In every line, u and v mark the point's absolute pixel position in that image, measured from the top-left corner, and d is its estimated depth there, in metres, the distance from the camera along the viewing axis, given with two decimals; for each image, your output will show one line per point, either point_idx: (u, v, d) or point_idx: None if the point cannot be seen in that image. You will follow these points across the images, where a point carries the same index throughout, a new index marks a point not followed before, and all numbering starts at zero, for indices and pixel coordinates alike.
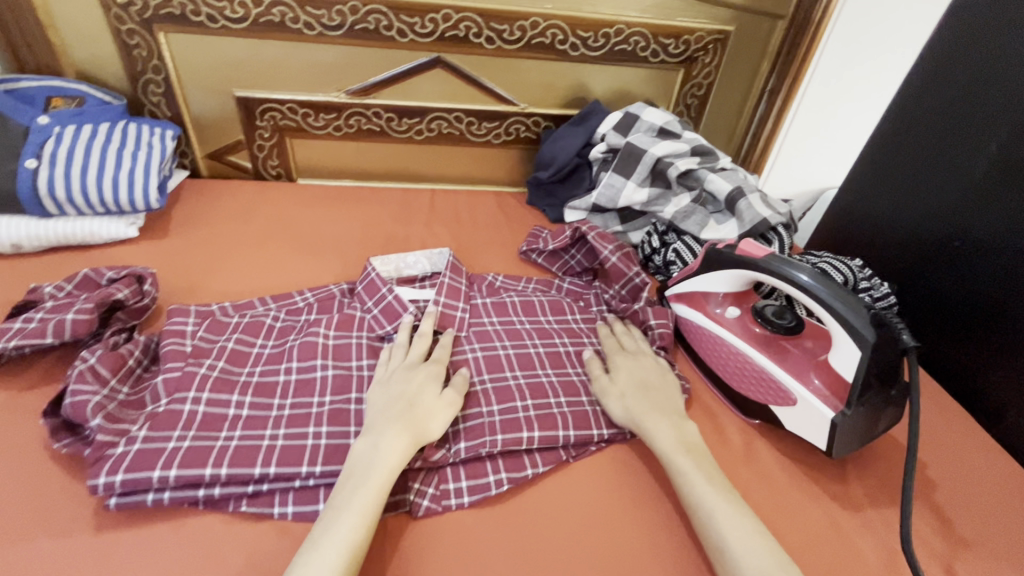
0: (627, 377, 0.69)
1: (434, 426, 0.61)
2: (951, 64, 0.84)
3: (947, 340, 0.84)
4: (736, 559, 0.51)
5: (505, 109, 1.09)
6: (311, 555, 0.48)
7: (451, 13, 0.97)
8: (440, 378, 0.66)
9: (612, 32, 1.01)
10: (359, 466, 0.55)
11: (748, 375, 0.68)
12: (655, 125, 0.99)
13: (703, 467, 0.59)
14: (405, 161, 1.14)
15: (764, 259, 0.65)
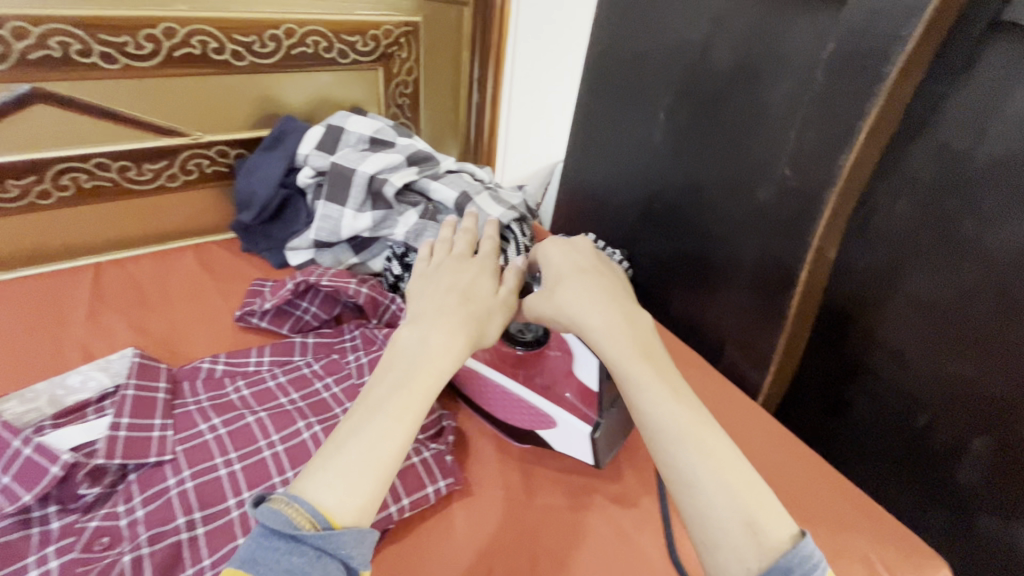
0: (560, 268, 0.59)
1: (488, 329, 0.55)
2: (616, 34, 0.87)
3: (667, 290, 0.91)
4: (702, 500, 0.41)
5: (170, 142, 0.84)
6: (319, 474, 0.40)
7: (25, 27, 0.69)
8: (494, 273, 0.61)
9: (281, 34, 0.84)
10: (400, 361, 0.48)
11: (510, 405, 0.62)
12: (364, 136, 0.88)
13: (657, 373, 0.48)
14: (39, 236, 0.82)
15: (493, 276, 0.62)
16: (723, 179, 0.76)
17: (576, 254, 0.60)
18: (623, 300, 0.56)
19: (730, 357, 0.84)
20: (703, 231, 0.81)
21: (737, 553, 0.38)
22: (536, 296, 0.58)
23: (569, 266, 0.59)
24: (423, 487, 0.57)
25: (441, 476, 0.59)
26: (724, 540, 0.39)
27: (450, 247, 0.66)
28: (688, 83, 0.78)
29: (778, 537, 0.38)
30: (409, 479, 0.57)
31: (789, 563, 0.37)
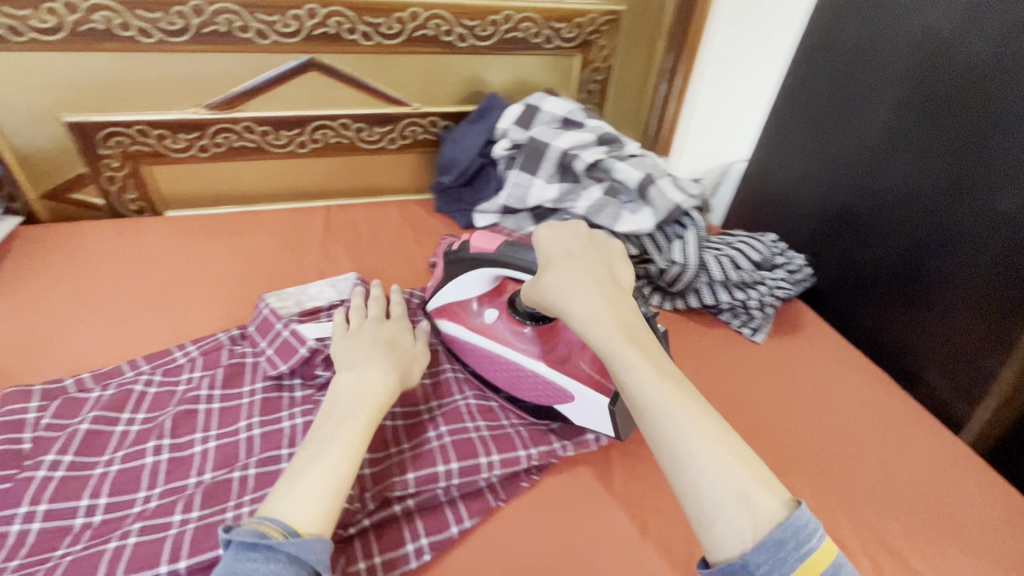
0: (556, 252, 0.56)
1: (414, 372, 0.62)
2: (838, 24, 0.85)
3: (854, 300, 0.85)
4: (699, 483, 0.42)
5: (396, 111, 0.99)
6: (286, 493, 0.45)
7: (316, 9, 0.85)
8: (411, 333, 0.67)
9: (500, 19, 0.94)
10: (340, 403, 0.53)
11: (529, 384, 0.64)
12: (558, 115, 0.94)
13: (648, 358, 0.48)
14: (292, 179, 1.02)
15: (496, 252, 0.62)
16: (955, 179, 0.70)
17: (562, 239, 0.57)
18: (619, 283, 0.55)
19: (929, 383, 0.77)
20: (916, 238, 0.75)
21: (733, 524, 0.41)
22: (534, 280, 0.56)
23: (559, 249, 0.56)
24: (584, 434, 0.64)
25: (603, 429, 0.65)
26: (717, 513, 0.41)
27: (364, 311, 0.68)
28: (926, 76, 0.73)
29: (769, 510, 0.41)
30: (570, 427, 0.65)
31: (786, 531, 0.40)
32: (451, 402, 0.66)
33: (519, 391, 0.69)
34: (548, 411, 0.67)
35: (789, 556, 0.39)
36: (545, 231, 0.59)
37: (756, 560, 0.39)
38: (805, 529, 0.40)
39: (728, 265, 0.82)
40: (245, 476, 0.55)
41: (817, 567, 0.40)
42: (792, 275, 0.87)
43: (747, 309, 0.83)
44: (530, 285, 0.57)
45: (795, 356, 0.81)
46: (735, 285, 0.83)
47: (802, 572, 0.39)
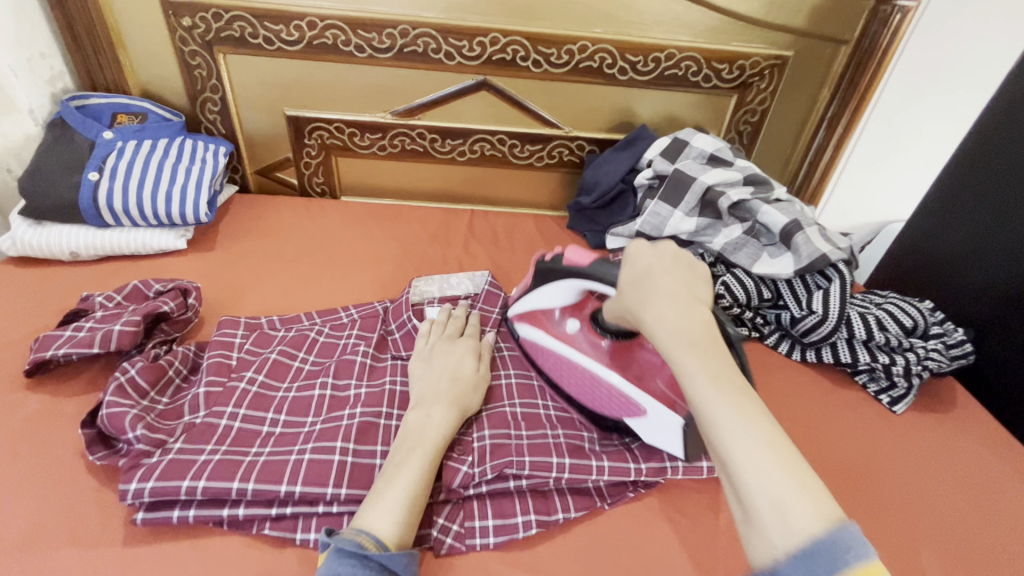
0: (627, 275, 0.52)
1: (475, 401, 0.65)
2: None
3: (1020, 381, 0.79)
4: (745, 488, 0.39)
5: (549, 132, 1.07)
6: (376, 507, 0.51)
7: (499, 37, 0.96)
8: (475, 355, 0.70)
9: (663, 56, 0.98)
10: (412, 434, 0.59)
11: (602, 392, 0.65)
12: (705, 152, 0.96)
13: (715, 363, 0.44)
14: (447, 182, 1.14)
15: (588, 267, 0.61)
16: None
17: (643, 257, 0.52)
18: (701, 295, 0.49)
19: None
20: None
21: (763, 532, 0.37)
22: (618, 291, 0.53)
23: (637, 267, 0.51)
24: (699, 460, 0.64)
25: None
26: (757, 524, 0.38)
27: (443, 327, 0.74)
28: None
29: (809, 528, 0.36)
30: None
31: (831, 553, 0.35)
32: (564, 408, 0.69)
33: None
34: None
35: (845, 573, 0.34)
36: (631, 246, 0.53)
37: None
38: (849, 544, 0.35)
39: (874, 325, 0.79)
40: (389, 426, 0.64)
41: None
42: (949, 348, 0.79)
43: (889, 375, 0.79)
44: (613, 301, 0.56)
45: (934, 435, 0.75)
46: (878, 347, 0.80)
47: None
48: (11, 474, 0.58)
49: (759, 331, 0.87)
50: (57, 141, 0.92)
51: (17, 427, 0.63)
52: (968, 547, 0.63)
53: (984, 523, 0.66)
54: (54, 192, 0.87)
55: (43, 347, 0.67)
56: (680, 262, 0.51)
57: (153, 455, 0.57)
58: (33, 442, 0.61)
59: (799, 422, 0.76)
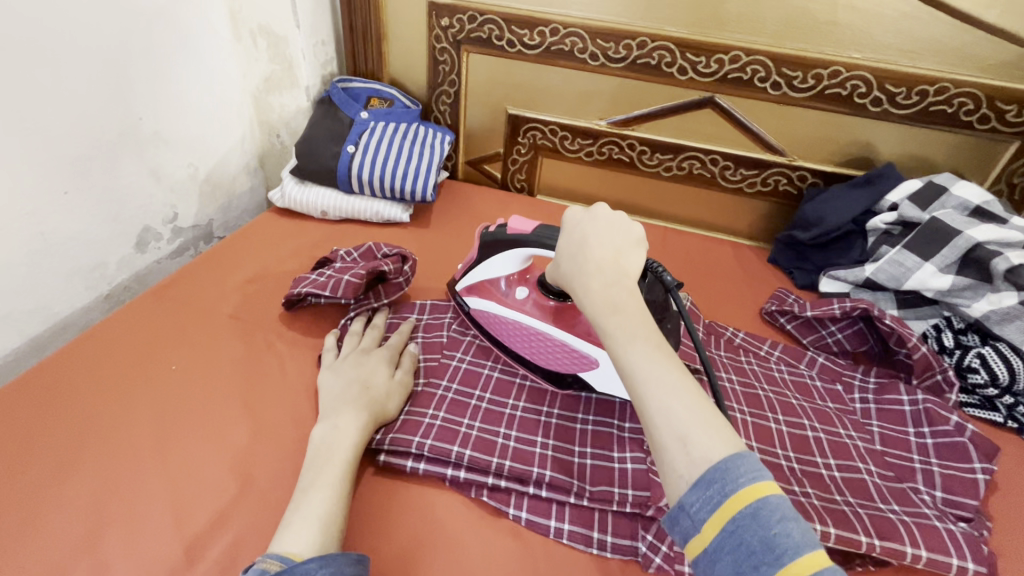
0: (558, 241, 0.55)
1: (390, 405, 0.63)
2: None
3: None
4: (656, 425, 0.41)
5: (770, 158, 1.01)
6: (289, 532, 0.48)
7: (741, 55, 0.92)
8: (391, 362, 0.68)
9: (932, 90, 0.87)
10: (321, 450, 0.57)
11: (538, 345, 0.68)
12: (970, 203, 0.83)
13: (636, 321, 0.46)
14: (644, 195, 1.13)
15: (532, 233, 0.63)
16: None
17: (584, 226, 0.53)
18: (632, 263, 0.51)
19: None
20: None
21: (685, 463, 0.39)
22: (556, 263, 0.55)
23: (574, 241, 0.53)
24: (948, 555, 0.53)
25: (972, 558, 0.53)
26: (677, 462, 0.40)
27: (359, 338, 0.73)
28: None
29: (714, 460, 0.39)
30: (929, 534, 0.54)
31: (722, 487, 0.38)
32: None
33: (853, 472, 0.62)
34: (893, 508, 0.58)
35: (717, 495, 0.38)
36: (571, 214, 0.55)
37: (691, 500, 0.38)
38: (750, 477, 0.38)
39: None
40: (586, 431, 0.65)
41: (756, 497, 0.38)
42: None
43: None
44: (552, 270, 0.57)
45: None
46: None
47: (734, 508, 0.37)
48: (281, 390, 0.69)
49: (1019, 422, 0.72)
50: (325, 115, 1.08)
51: (289, 354, 0.74)
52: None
53: None
54: (320, 159, 1.02)
55: (295, 285, 0.79)
56: (613, 228, 0.52)
57: None
58: (295, 367, 0.72)
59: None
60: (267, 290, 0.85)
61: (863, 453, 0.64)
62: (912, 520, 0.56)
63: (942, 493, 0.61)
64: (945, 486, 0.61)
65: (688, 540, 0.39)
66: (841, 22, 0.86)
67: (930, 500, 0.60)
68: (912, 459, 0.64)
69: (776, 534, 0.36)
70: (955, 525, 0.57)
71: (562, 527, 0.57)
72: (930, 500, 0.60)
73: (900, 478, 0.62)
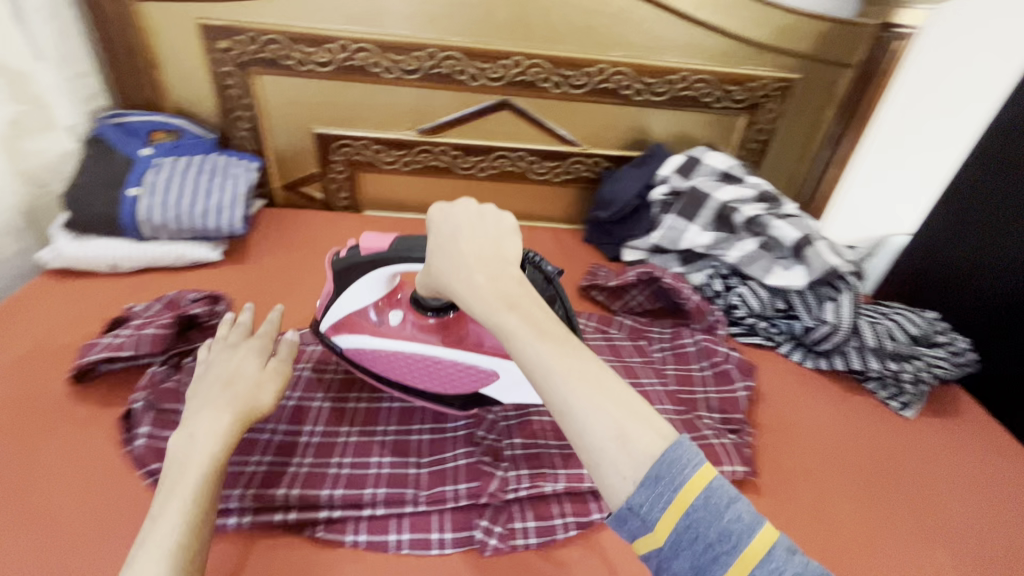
0: (434, 240, 0.54)
1: (262, 396, 0.60)
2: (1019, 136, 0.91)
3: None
4: (582, 419, 0.41)
5: (567, 149, 1.11)
6: (149, 555, 0.46)
7: (521, 60, 1.01)
8: (264, 354, 0.65)
9: (677, 79, 1.03)
10: (173, 462, 0.53)
11: (427, 370, 0.64)
12: (718, 169, 1.01)
13: (525, 318, 0.46)
14: (466, 196, 1.18)
15: (389, 249, 0.58)
16: None
17: (453, 220, 0.53)
18: (509, 253, 0.52)
19: None
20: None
21: (617, 464, 0.40)
22: (433, 265, 0.54)
23: (446, 238, 0.53)
24: (722, 464, 0.65)
25: (738, 462, 0.67)
26: (603, 455, 0.40)
27: (226, 335, 0.68)
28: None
29: (649, 446, 0.40)
30: (709, 451, 0.66)
31: (663, 466, 0.39)
32: (510, 416, 0.71)
33: (654, 414, 0.73)
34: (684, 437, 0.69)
35: (666, 491, 0.39)
36: (434, 213, 0.55)
37: (638, 501, 0.39)
38: (684, 457, 0.39)
39: (883, 334, 0.82)
40: (422, 440, 0.67)
41: (700, 488, 0.39)
42: (954, 357, 0.82)
43: (899, 382, 0.81)
44: (427, 276, 0.56)
45: (944, 438, 0.78)
46: (888, 356, 0.82)
47: (686, 498, 0.39)
48: (73, 479, 0.61)
49: (772, 340, 0.90)
50: (96, 157, 0.95)
51: (80, 435, 0.66)
52: (994, 550, 0.65)
53: (996, 521, 0.68)
54: (97, 208, 0.91)
55: (83, 353, 0.70)
56: (484, 218, 0.54)
57: None
58: (88, 449, 0.64)
59: (829, 428, 0.77)
60: (45, 367, 0.74)
61: (661, 396, 0.76)
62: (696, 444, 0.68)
63: (719, 414, 0.74)
64: (721, 408, 0.75)
65: (641, 538, 0.40)
66: (596, 26, 0.98)
67: (711, 423, 0.72)
68: (697, 392, 0.77)
69: (728, 522, 0.39)
70: (728, 438, 0.70)
71: (401, 539, 0.58)
72: (712, 422, 0.72)
73: (689, 409, 0.74)
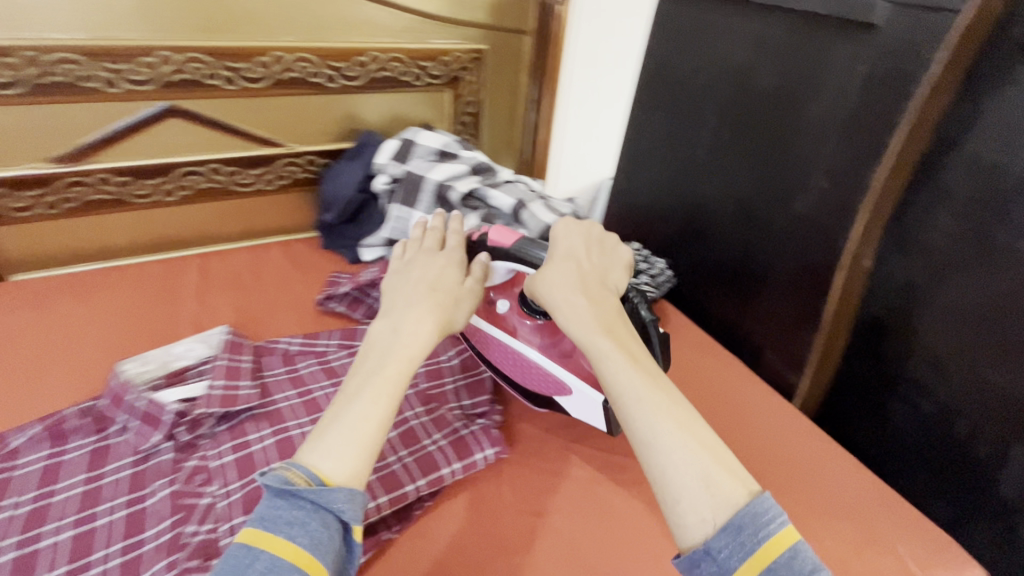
0: (561, 248, 0.61)
1: (458, 316, 0.60)
2: (680, 39, 0.90)
3: (713, 298, 0.94)
4: (661, 456, 0.44)
5: (271, 151, 0.98)
6: (320, 445, 0.45)
7: (170, 55, 0.84)
8: (460, 265, 0.64)
9: (367, 60, 0.97)
10: (378, 347, 0.53)
11: (537, 376, 0.67)
12: (433, 148, 0.99)
13: (622, 350, 0.52)
14: (160, 228, 0.97)
15: (513, 246, 0.64)
16: (755, 190, 0.82)
17: (575, 237, 0.62)
18: (614, 280, 0.61)
19: (769, 364, 0.86)
20: (761, 254, 0.82)
21: (695, 506, 0.41)
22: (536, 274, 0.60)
23: (579, 245, 0.62)
24: (473, 455, 0.65)
25: (489, 446, 0.67)
26: (682, 496, 0.42)
27: (421, 243, 0.67)
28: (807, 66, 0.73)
29: (733, 494, 0.42)
30: (460, 448, 0.66)
31: (744, 515, 0.40)
32: (230, 490, 0.58)
33: (403, 424, 0.67)
34: (435, 438, 0.66)
35: (749, 540, 0.39)
36: (561, 229, 0.64)
37: (718, 545, 0.40)
38: (768, 512, 0.40)
39: None
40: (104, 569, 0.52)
41: (784, 543, 0.39)
42: (655, 278, 0.95)
43: None
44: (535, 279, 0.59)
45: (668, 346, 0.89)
46: None
47: (767, 553, 0.39)
48: None
49: None
50: None
51: None
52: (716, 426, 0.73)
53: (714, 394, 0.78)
54: None
55: None
56: (601, 244, 0.64)
57: None
58: None
59: None
60: None
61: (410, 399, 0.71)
62: (447, 443, 0.66)
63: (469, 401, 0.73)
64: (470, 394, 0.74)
65: None
66: (256, 12, 0.88)
67: (462, 413, 0.71)
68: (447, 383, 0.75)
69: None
70: (477, 425, 0.70)
71: None
72: (461, 412, 0.72)
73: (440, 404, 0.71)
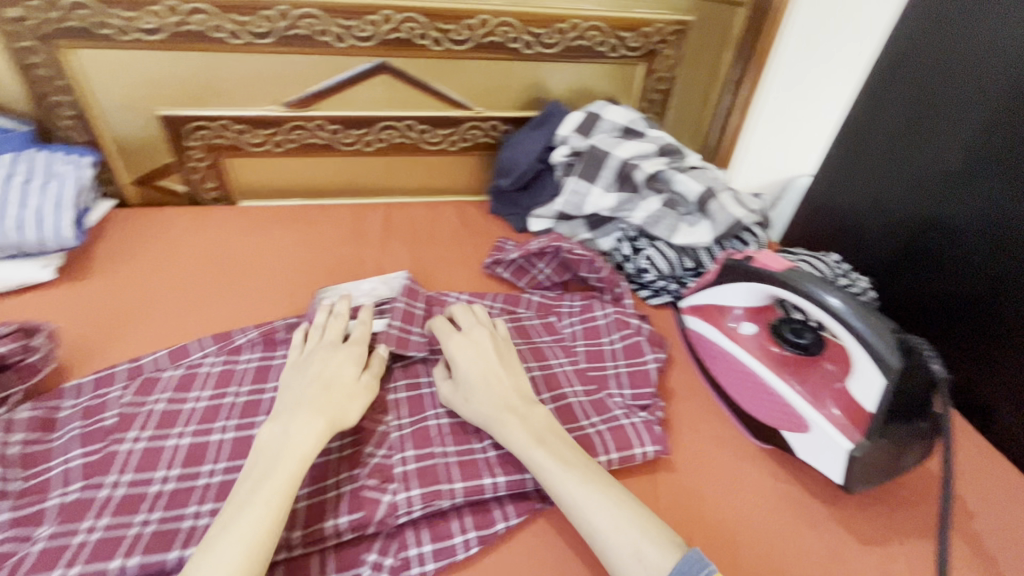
0: (452, 356, 0.64)
1: (352, 411, 0.58)
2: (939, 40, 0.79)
3: (944, 336, 0.81)
4: (609, 549, 0.50)
5: (460, 114, 1.01)
6: (216, 548, 0.45)
7: (391, 14, 0.88)
8: (359, 362, 0.63)
9: (566, 28, 0.95)
10: (266, 453, 0.52)
11: (762, 398, 0.65)
12: (618, 124, 0.94)
13: (556, 456, 0.55)
14: (356, 175, 1.06)
15: (783, 271, 0.62)
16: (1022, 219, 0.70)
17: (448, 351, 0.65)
18: (491, 381, 0.62)
19: (1002, 420, 0.75)
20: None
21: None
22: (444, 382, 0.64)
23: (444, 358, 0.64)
24: (631, 449, 0.62)
25: (649, 442, 0.63)
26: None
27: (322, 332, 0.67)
28: None
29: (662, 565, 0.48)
30: (619, 437, 0.63)
31: None
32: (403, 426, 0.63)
33: (562, 400, 0.67)
34: (592, 420, 0.65)
35: None
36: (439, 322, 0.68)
37: None
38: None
39: None
40: None
41: None
42: (859, 297, 0.80)
43: None
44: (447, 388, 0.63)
45: None
46: None
47: None
48: None
49: None
50: None
51: None
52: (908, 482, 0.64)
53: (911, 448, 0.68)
54: None
55: None
56: (494, 350, 0.65)
57: (22, 549, 0.51)
58: None
59: None
60: None
61: (569, 375, 0.71)
62: (605, 430, 0.64)
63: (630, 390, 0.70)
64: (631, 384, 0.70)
65: None
66: None
67: (620, 402, 0.68)
68: (607, 368, 0.72)
69: None
70: (637, 417, 0.66)
71: None
72: (620, 401, 0.69)
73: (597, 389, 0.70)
